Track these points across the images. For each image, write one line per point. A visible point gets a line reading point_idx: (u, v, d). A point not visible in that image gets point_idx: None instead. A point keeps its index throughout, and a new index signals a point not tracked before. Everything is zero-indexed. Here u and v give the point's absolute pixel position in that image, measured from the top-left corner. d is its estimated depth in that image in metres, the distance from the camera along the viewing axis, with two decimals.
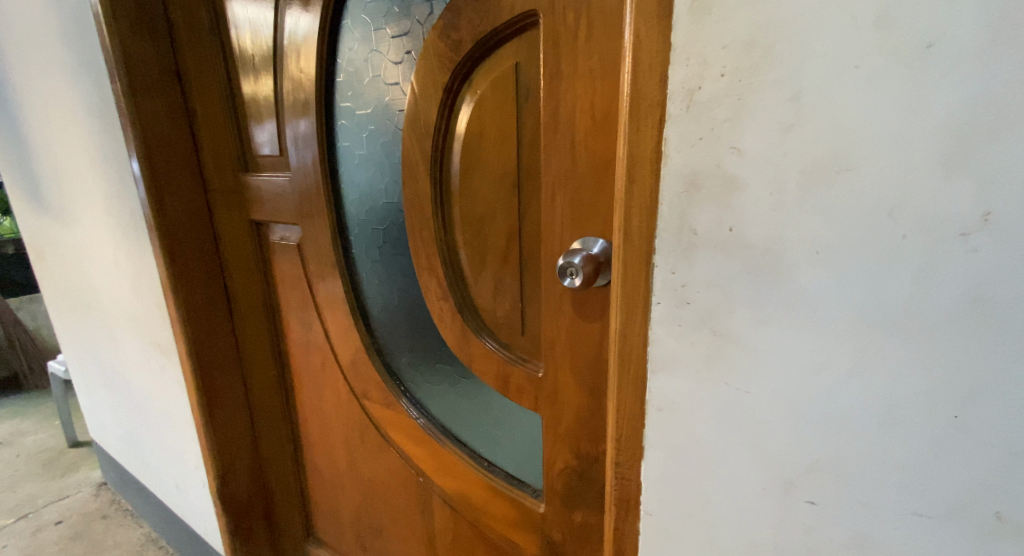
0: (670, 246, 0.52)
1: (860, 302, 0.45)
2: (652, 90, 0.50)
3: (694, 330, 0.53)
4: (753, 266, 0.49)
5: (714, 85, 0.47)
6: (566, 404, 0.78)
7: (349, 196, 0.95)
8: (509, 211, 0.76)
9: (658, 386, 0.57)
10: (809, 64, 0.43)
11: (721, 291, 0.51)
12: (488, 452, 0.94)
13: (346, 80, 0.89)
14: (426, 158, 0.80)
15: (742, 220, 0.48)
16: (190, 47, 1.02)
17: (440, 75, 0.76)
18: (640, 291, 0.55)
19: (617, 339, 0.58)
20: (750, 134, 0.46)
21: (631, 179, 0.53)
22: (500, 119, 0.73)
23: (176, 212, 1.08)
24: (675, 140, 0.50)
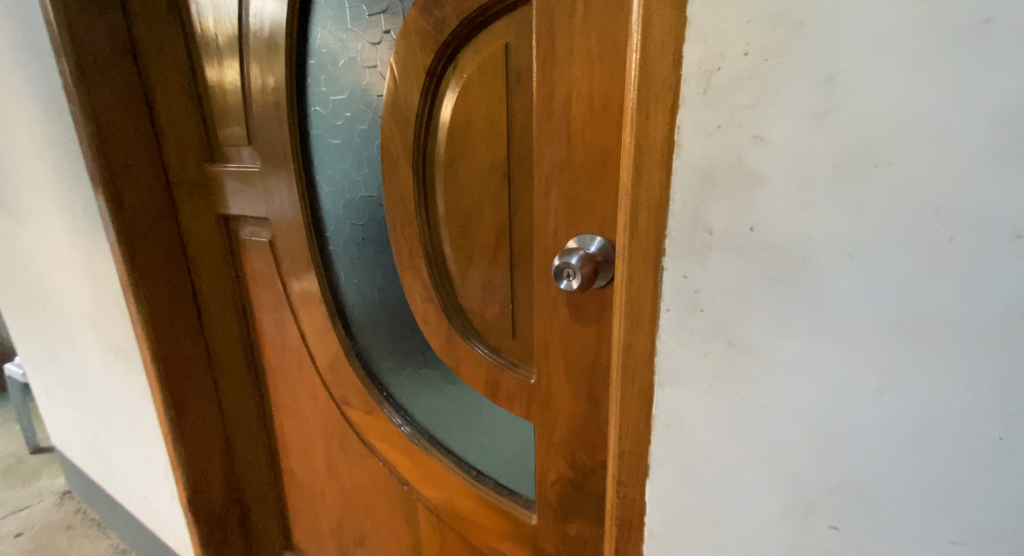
0: (682, 247, 0.47)
1: (896, 312, 0.40)
2: (663, 72, 0.44)
3: (707, 339, 0.48)
4: (774, 271, 0.44)
5: (735, 66, 0.41)
6: (560, 412, 0.73)
7: (325, 189, 0.88)
8: (498, 207, 0.70)
9: (666, 400, 0.52)
10: (846, 41, 0.37)
11: (737, 298, 0.46)
12: (475, 461, 0.88)
13: (319, 63, 0.82)
14: (408, 148, 0.74)
15: (763, 219, 0.43)
16: (147, 27, 0.94)
17: (422, 57, 0.69)
18: (647, 297, 0.50)
19: (620, 348, 0.53)
20: (775, 121, 0.41)
21: (638, 174, 0.48)
22: (487, 105, 0.67)
23: (135, 205, 1.00)
24: (689, 129, 0.44)
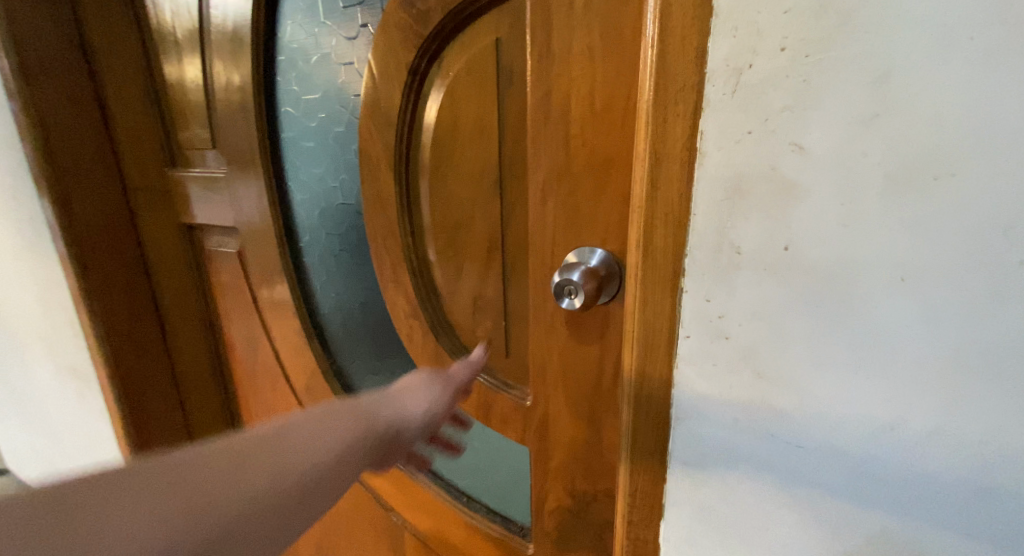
0: (704, 268, 0.42)
1: (955, 345, 0.35)
2: (683, 71, 0.39)
3: (733, 369, 0.43)
4: (811, 296, 0.39)
5: (770, 63, 0.36)
6: (558, 436, 0.68)
7: (297, 196, 0.81)
8: (489, 218, 0.64)
9: (685, 435, 0.47)
10: (904, 35, 0.32)
11: (768, 325, 0.41)
12: (466, 486, 0.82)
13: (289, 60, 0.75)
14: (390, 153, 0.68)
15: (800, 237, 0.38)
16: (98, 19, 0.86)
17: (404, 53, 0.63)
18: (664, 323, 0.45)
19: (632, 379, 0.48)
20: (817, 127, 0.36)
21: (654, 186, 0.42)
22: (476, 106, 0.61)
23: (87, 215, 0.91)
24: (714, 135, 0.39)
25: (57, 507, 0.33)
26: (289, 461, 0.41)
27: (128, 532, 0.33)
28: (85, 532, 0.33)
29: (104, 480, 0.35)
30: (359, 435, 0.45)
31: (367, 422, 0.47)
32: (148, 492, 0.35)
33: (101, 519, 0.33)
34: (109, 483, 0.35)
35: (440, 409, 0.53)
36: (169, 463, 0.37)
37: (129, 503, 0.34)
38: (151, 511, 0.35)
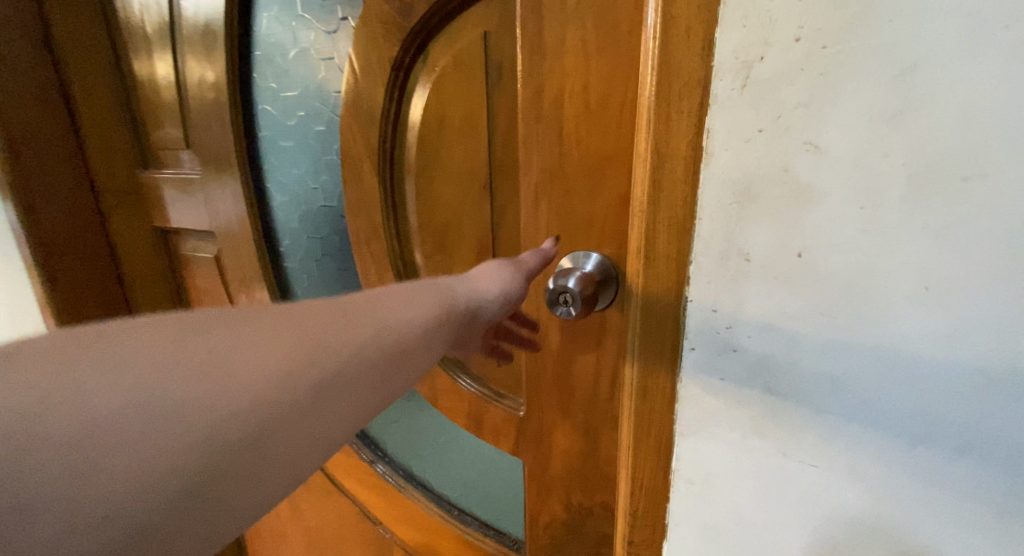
0: (711, 276, 0.39)
1: (981, 359, 0.33)
2: (688, 64, 0.36)
3: (741, 383, 0.40)
4: (827, 306, 0.36)
5: (784, 55, 0.33)
6: (553, 448, 0.65)
7: (276, 198, 0.77)
8: (478, 221, 0.61)
9: (689, 453, 0.44)
10: (930, 24, 0.30)
11: (779, 337, 0.38)
12: (458, 498, 0.79)
13: (265, 55, 0.71)
14: (373, 153, 0.64)
15: (815, 244, 0.35)
16: (64, 13, 0.82)
17: (387, 47, 0.59)
18: (667, 334, 0.42)
19: (633, 394, 0.45)
20: (834, 124, 0.33)
21: (657, 188, 0.39)
22: (463, 103, 0.57)
23: (54, 219, 0.86)
24: (722, 133, 0.36)
25: (171, 331, 0.27)
26: (399, 320, 0.33)
27: (249, 368, 0.27)
28: (202, 360, 0.26)
29: (212, 314, 0.28)
30: (452, 307, 0.37)
31: (460, 297, 0.39)
32: (268, 323, 0.28)
33: (219, 349, 0.27)
34: (221, 317, 0.28)
35: (516, 295, 0.43)
36: (282, 308, 0.30)
37: (244, 337, 0.28)
38: (271, 345, 0.28)
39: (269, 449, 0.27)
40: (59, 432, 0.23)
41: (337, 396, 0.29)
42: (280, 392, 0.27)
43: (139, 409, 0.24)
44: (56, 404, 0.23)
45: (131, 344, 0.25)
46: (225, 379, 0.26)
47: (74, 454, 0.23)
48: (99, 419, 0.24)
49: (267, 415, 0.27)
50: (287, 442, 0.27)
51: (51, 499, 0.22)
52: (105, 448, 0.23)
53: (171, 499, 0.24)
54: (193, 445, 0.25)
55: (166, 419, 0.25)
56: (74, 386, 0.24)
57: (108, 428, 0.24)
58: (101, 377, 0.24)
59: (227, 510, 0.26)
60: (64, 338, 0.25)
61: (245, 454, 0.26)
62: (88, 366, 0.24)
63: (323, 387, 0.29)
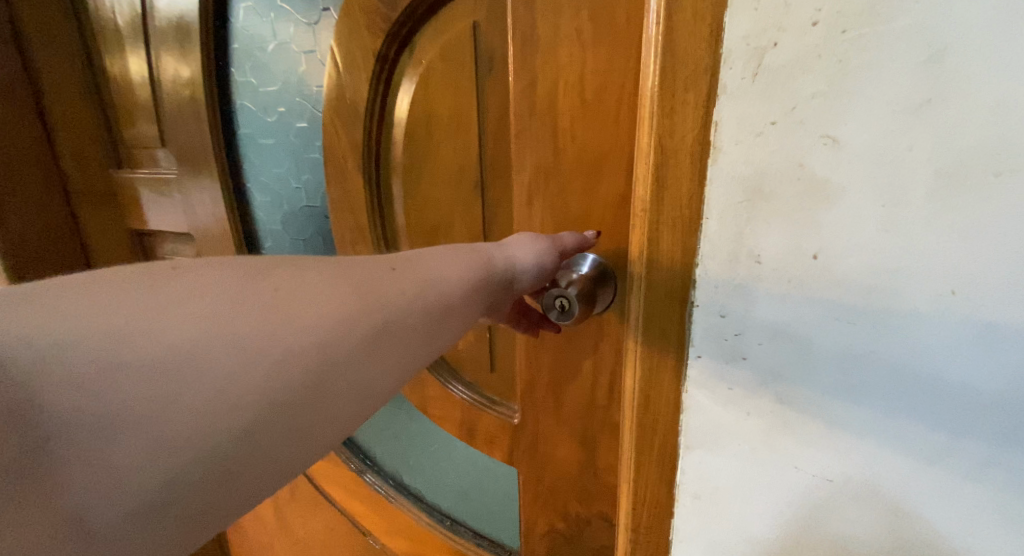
0: (719, 279, 0.37)
1: (1015, 371, 0.30)
2: (694, 52, 0.34)
3: (751, 393, 0.38)
4: (844, 312, 0.33)
5: (798, 42, 0.31)
6: (549, 457, 0.62)
7: (258, 199, 0.74)
8: (468, 222, 0.58)
9: (695, 466, 0.42)
10: (960, 5, 0.27)
11: (792, 344, 0.36)
12: (450, 508, 0.76)
13: (244, 49, 0.68)
14: (357, 150, 0.61)
15: (831, 245, 0.33)
16: (31, 6, 0.78)
17: (371, 39, 0.56)
18: (670, 340, 0.40)
19: (635, 403, 0.43)
20: (853, 116, 0.30)
21: (660, 185, 0.37)
22: (451, 97, 0.54)
23: (24, 223, 0.83)
24: (732, 126, 0.34)
25: (240, 272, 0.28)
26: (441, 279, 0.34)
27: (307, 310, 0.28)
28: (267, 300, 0.28)
29: (276, 261, 0.30)
30: (492, 272, 0.38)
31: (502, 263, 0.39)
32: (324, 272, 0.30)
33: (282, 291, 0.28)
34: (282, 264, 0.30)
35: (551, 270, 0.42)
36: (336, 260, 0.31)
37: (304, 282, 0.29)
38: (327, 291, 0.29)
39: (324, 389, 0.28)
40: (144, 357, 0.24)
41: (386, 344, 0.30)
42: (336, 336, 0.28)
43: (214, 342, 0.26)
44: (140, 331, 0.25)
45: (206, 283, 0.27)
46: (286, 318, 0.27)
47: (156, 378, 0.24)
48: (179, 347, 0.25)
49: (323, 355, 0.28)
50: (340, 385, 0.28)
51: (140, 418, 0.24)
52: (186, 372, 0.25)
53: (241, 427, 0.25)
54: (258, 377, 0.26)
55: (234, 352, 0.26)
56: (157, 315, 0.25)
57: (186, 355, 0.25)
58: (178, 310, 0.26)
59: (290, 442, 0.27)
60: (149, 274, 0.27)
61: (304, 391, 0.27)
62: (166, 299, 0.26)
63: (373, 334, 0.30)
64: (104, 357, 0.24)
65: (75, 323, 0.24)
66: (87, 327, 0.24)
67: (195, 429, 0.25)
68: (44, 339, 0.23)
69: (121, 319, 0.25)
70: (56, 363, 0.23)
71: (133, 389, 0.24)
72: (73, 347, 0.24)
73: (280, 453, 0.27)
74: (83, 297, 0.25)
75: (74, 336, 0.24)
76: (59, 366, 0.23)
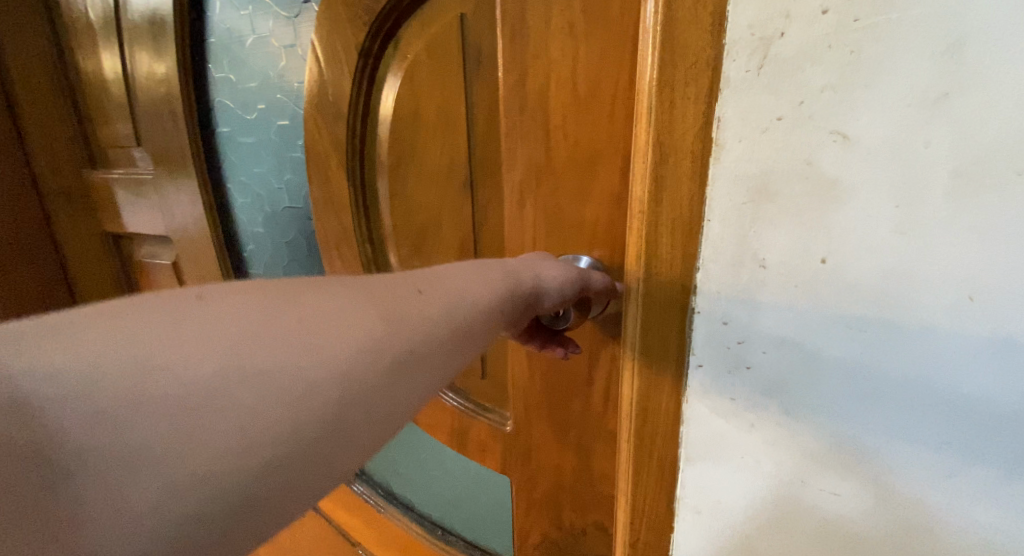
0: (722, 284, 0.35)
1: None
2: (694, 44, 0.32)
3: (755, 403, 0.36)
4: (855, 320, 0.32)
5: (807, 31, 0.29)
6: (542, 465, 0.59)
7: (239, 199, 0.72)
8: (457, 223, 0.55)
9: (697, 479, 0.40)
10: None
11: (799, 353, 0.34)
12: (441, 517, 0.74)
13: (222, 44, 0.65)
14: (340, 149, 0.58)
15: (842, 248, 0.31)
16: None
17: (353, 32, 0.54)
18: (670, 348, 0.38)
19: (633, 413, 0.40)
20: (866, 111, 0.28)
21: (659, 185, 0.35)
22: (437, 93, 0.52)
23: None
24: (736, 122, 0.32)
25: (265, 296, 0.24)
26: (470, 298, 0.31)
27: (337, 338, 0.24)
28: (295, 328, 0.24)
29: (302, 283, 0.26)
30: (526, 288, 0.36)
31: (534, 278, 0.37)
32: (353, 294, 0.26)
33: (310, 318, 0.24)
34: (310, 286, 0.26)
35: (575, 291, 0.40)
36: (365, 279, 0.28)
37: (335, 306, 0.25)
38: (359, 317, 0.25)
39: (355, 430, 0.24)
40: (161, 396, 0.21)
41: (419, 376, 0.27)
42: (368, 369, 0.25)
43: (237, 378, 0.22)
44: (157, 366, 0.21)
45: (228, 310, 0.23)
46: (315, 349, 0.24)
47: (178, 421, 0.21)
48: (202, 383, 0.21)
49: (355, 391, 0.24)
50: (372, 424, 0.25)
51: (156, 472, 0.20)
52: (209, 410, 0.21)
53: (265, 477, 0.22)
54: (284, 419, 0.22)
55: (262, 386, 0.22)
56: (175, 347, 0.21)
57: (207, 394, 0.21)
58: (197, 342, 0.22)
59: (318, 491, 0.23)
60: (164, 298, 0.23)
61: (334, 434, 0.23)
62: (186, 330, 0.22)
63: (407, 365, 0.26)
64: (120, 397, 0.20)
65: (86, 359, 0.20)
66: (101, 363, 0.20)
67: (219, 481, 0.21)
68: (50, 378, 0.20)
69: (137, 352, 0.21)
70: (65, 407, 0.20)
71: (151, 433, 0.20)
72: (85, 387, 0.20)
73: (305, 505, 0.23)
74: (95, 327, 0.21)
75: (85, 373, 0.20)
76: (69, 411, 0.20)
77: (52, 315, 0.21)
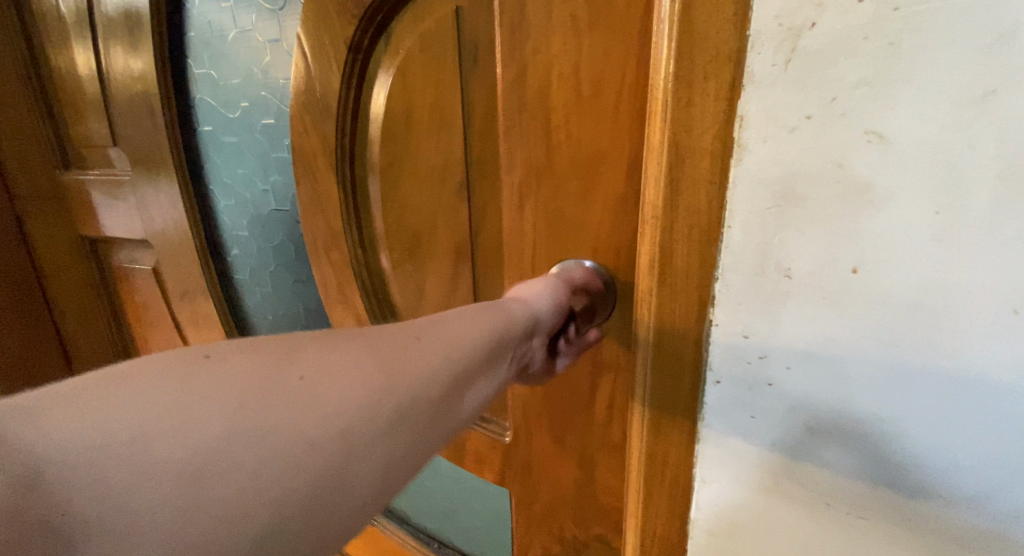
0: (742, 294, 0.33)
1: None
2: (715, 37, 0.29)
3: (776, 422, 0.34)
4: (886, 335, 0.29)
5: (841, 22, 0.26)
6: (543, 476, 0.57)
7: (222, 202, 0.68)
8: (452, 227, 0.52)
9: (713, 501, 0.38)
10: None
11: (826, 370, 0.31)
12: (437, 529, 0.72)
13: (202, 38, 0.62)
14: (329, 149, 0.55)
15: (874, 257, 0.29)
16: None
17: (342, 26, 0.51)
18: (684, 363, 0.36)
19: (646, 431, 0.38)
20: (905, 108, 0.26)
21: (676, 188, 0.32)
22: (431, 90, 0.49)
23: None
24: (759, 121, 0.30)
25: (267, 355, 0.24)
26: (466, 343, 0.31)
27: (337, 394, 0.24)
28: (295, 388, 0.24)
29: (300, 339, 0.26)
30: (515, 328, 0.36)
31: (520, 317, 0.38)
32: (354, 348, 0.26)
33: (309, 377, 0.24)
34: (310, 341, 0.26)
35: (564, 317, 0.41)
36: (363, 331, 0.28)
37: (333, 360, 0.25)
38: (358, 371, 0.25)
39: (357, 482, 0.24)
40: (166, 460, 0.21)
41: (417, 428, 0.26)
42: (366, 425, 0.24)
43: (240, 438, 0.22)
44: (163, 432, 0.21)
45: (230, 370, 0.23)
46: (315, 408, 0.24)
47: (183, 483, 0.21)
48: (207, 446, 0.21)
49: (355, 447, 0.24)
50: (375, 473, 0.25)
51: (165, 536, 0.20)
52: (213, 470, 0.21)
53: (268, 537, 0.22)
54: (283, 478, 0.22)
55: (262, 445, 0.22)
56: (178, 412, 0.22)
57: (210, 455, 0.21)
58: (202, 405, 0.22)
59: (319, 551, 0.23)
60: (169, 361, 0.23)
61: (334, 492, 0.23)
62: (190, 394, 0.22)
63: (405, 418, 0.26)
64: (127, 460, 0.21)
65: (92, 428, 0.21)
66: (106, 433, 0.21)
67: (220, 546, 0.21)
68: (61, 448, 0.20)
69: (140, 418, 0.21)
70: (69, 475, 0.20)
71: (154, 499, 0.20)
72: (94, 457, 0.20)
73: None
74: (100, 394, 0.21)
75: (92, 443, 0.20)
76: (81, 477, 0.20)
77: (61, 384, 0.22)
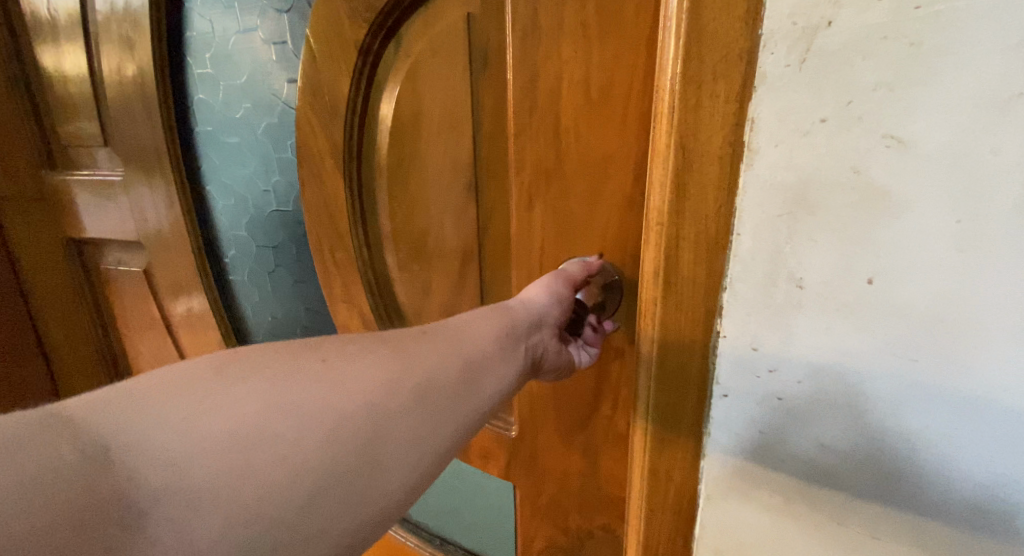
0: (752, 304, 0.31)
1: None
2: (725, 35, 0.28)
3: (787, 439, 0.32)
4: (903, 349, 0.28)
5: (860, 20, 0.25)
6: (549, 469, 0.55)
7: (223, 203, 0.68)
8: (458, 227, 0.52)
9: (722, 517, 0.36)
10: None
11: (841, 387, 0.30)
12: (438, 526, 0.70)
13: (201, 39, 0.62)
14: (336, 150, 0.55)
15: (892, 267, 0.27)
16: None
17: (351, 28, 0.51)
18: (688, 374, 0.34)
19: (650, 444, 0.37)
20: (926, 113, 0.25)
21: (681, 192, 0.31)
22: (439, 91, 0.49)
23: None
24: (772, 124, 0.28)
25: (287, 351, 0.27)
26: (471, 338, 0.33)
27: (357, 375, 0.27)
28: (318, 366, 0.27)
29: (312, 341, 0.29)
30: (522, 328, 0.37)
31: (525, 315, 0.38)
32: (367, 341, 0.29)
33: (324, 360, 0.27)
34: (324, 341, 0.29)
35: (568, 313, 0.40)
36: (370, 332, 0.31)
37: (349, 351, 0.28)
38: (374, 357, 0.28)
39: (384, 452, 0.26)
40: (211, 432, 0.23)
41: (437, 404, 0.29)
42: (387, 396, 0.27)
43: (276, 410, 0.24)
44: (206, 410, 0.23)
45: (257, 362, 0.26)
46: (341, 384, 0.26)
47: (230, 451, 0.23)
48: (246, 419, 0.24)
49: (381, 419, 0.26)
50: (402, 443, 0.27)
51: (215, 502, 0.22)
52: (255, 440, 0.23)
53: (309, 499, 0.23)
54: (318, 444, 0.24)
55: (298, 417, 0.25)
56: (218, 394, 0.24)
57: (252, 427, 0.24)
58: (237, 388, 0.25)
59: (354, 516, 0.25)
60: (199, 362, 0.26)
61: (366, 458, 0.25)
62: (225, 381, 0.25)
63: (424, 394, 0.28)
64: (174, 437, 0.22)
65: (139, 412, 0.23)
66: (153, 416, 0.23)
67: (265, 508, 0.23)
68: (112, 430, 0.22)
69: (183, 401, 0.23)
70: (115, 442, 0.22)
71: (193, 460, 0.22)
72: (141, 437, 0.22)
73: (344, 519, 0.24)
74: (141, 383, 0.24)
75: (133, 418, 0.22)
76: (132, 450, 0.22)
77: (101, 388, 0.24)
